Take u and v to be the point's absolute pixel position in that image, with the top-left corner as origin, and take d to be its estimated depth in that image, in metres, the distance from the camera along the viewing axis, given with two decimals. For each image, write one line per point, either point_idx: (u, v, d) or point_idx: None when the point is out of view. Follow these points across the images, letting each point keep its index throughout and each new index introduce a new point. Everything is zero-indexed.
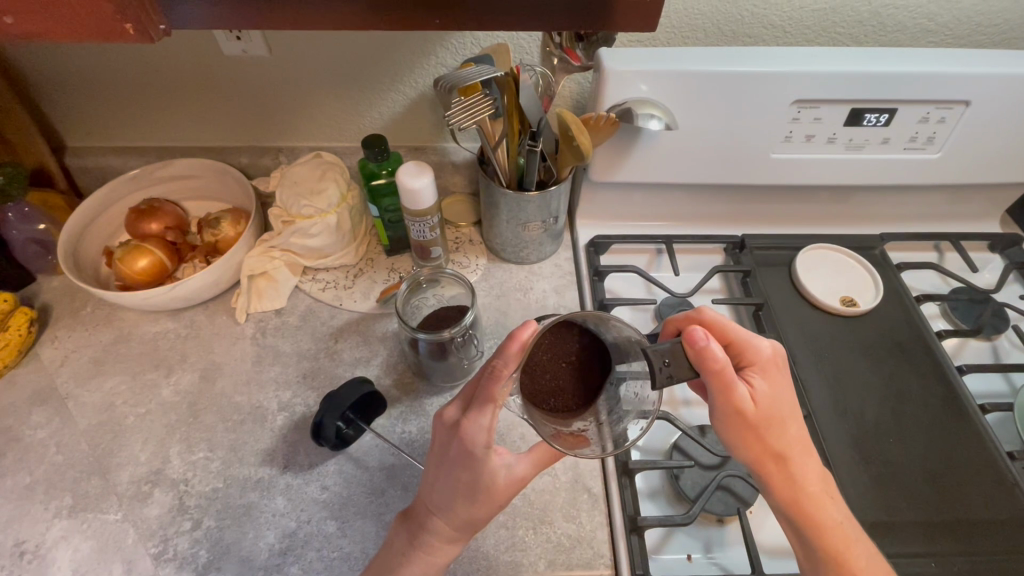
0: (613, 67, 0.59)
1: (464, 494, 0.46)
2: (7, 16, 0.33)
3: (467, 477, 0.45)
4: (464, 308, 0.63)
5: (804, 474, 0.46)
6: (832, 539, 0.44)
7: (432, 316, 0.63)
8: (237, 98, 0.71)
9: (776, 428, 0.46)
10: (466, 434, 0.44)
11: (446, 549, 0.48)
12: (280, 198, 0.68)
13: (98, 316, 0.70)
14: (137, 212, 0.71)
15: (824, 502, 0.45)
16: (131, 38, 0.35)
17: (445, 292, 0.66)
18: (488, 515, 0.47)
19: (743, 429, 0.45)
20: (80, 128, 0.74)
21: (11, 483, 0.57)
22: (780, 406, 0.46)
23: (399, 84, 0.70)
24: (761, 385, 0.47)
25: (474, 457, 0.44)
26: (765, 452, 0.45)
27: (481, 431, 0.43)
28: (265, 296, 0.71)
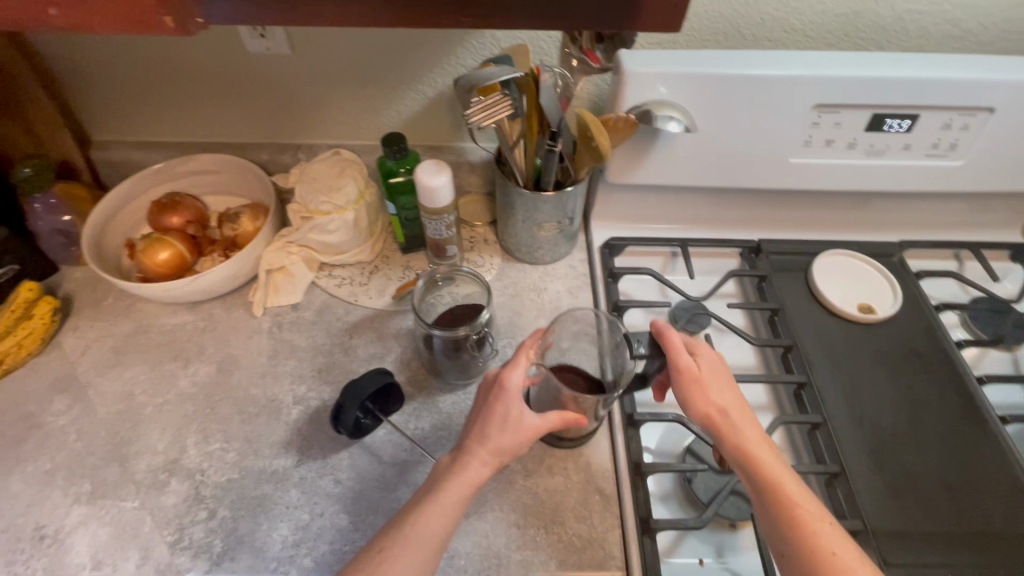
0: (633, 70, 0.60)
1: (494, 424, 0.50)
2: (53, 7, 0.33)
3: (497, 410, 0.50)
4: (479, 308, 0.64)
5: (747, 430, 0.49)
6: (782, 488, 0.46)
7: (447, 314, 0.63)
8: (258, 96, 0.72)
9: (716, 390, 0.51)
10: (499, 378, 0.51)
11: (477, 474, 0.48)
12: (299, 194, 0.68)
13: (119, 307, 0.71)
14: (160, 205, 0.72)
15: (772, 456, 0.48)
16: (167, 31, 0.35)
17: (460, 288, 0.66)
18: (515, 450, 0.50)
19: (687, 388, 0.51)
20: (105, 122, 0.75)
21: (32, 469, 0.58)
22: (725, 374, 0.52)
23: (418, 83, 0.70)
24: (705, 357, 0.53)
25: (504, 394, 0.50)
26: (708, 411, 0.50)
27: (513, 374, 0.51)
28: (282, 291, 0.72)
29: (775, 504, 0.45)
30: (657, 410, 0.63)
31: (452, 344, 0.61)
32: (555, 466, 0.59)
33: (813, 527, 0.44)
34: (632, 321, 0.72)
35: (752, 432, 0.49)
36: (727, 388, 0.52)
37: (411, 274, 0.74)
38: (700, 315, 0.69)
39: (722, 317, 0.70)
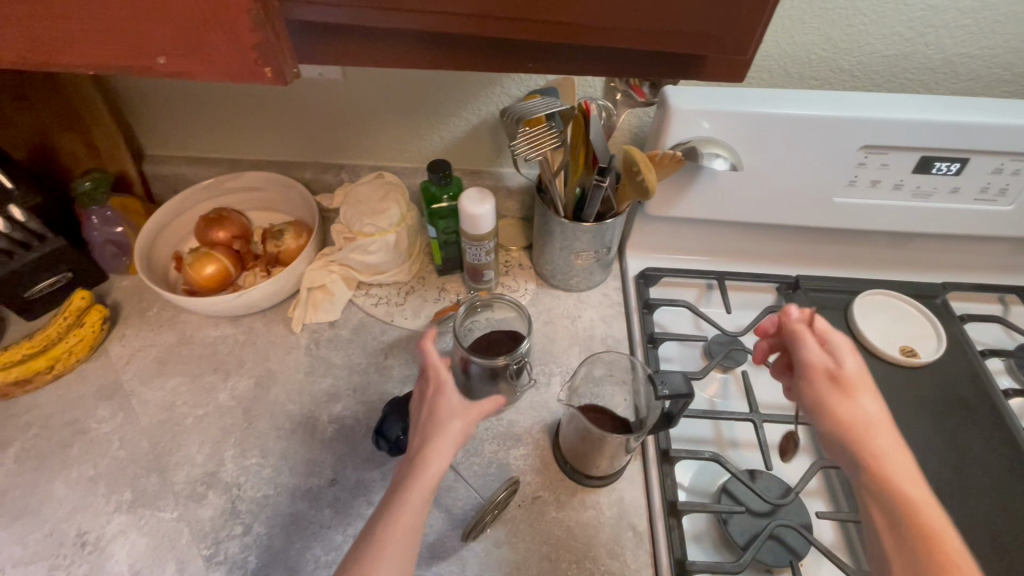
0: (678, 105, 0.60)
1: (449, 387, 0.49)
2: (161, 56, 0.32)
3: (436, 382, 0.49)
4: (518, 338, 0.64)
5: (894, 449, 0.43)
6: (917, 510, 0.40)
7: (484, 340, 0.64)
8: (307, 117, 0.74)
9: (858, 397, 0.46)
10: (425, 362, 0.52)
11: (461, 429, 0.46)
12: (344, 216, 0.70)
13: (163, 317, 0.73)
14: (208, 220, 0.74)
15: (909, 475, 0.42)
16: (266, 81, 0.34)
17: (497, 313, 0.67)
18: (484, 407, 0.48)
19: (818, 383, 0.48)
20: (159, 137, 0.78)
21: (77, 474, 0.60)
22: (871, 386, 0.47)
23: (463, 110, 0.72)
24: (854, 361, 0.48)
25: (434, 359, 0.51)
26: (843, 414, 0.45)
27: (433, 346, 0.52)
28: (321, 308, 0.73)
29: (906, 526, 0.40)
30: (691, 446, 0.62)
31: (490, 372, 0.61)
32: (587, 499, 0.59)
33: (945, 555, 0.38)
34: (667, 354, 0.71)
35: (891, 444, 0.44)
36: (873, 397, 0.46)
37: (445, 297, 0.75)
38: (737, 351, 0.68)
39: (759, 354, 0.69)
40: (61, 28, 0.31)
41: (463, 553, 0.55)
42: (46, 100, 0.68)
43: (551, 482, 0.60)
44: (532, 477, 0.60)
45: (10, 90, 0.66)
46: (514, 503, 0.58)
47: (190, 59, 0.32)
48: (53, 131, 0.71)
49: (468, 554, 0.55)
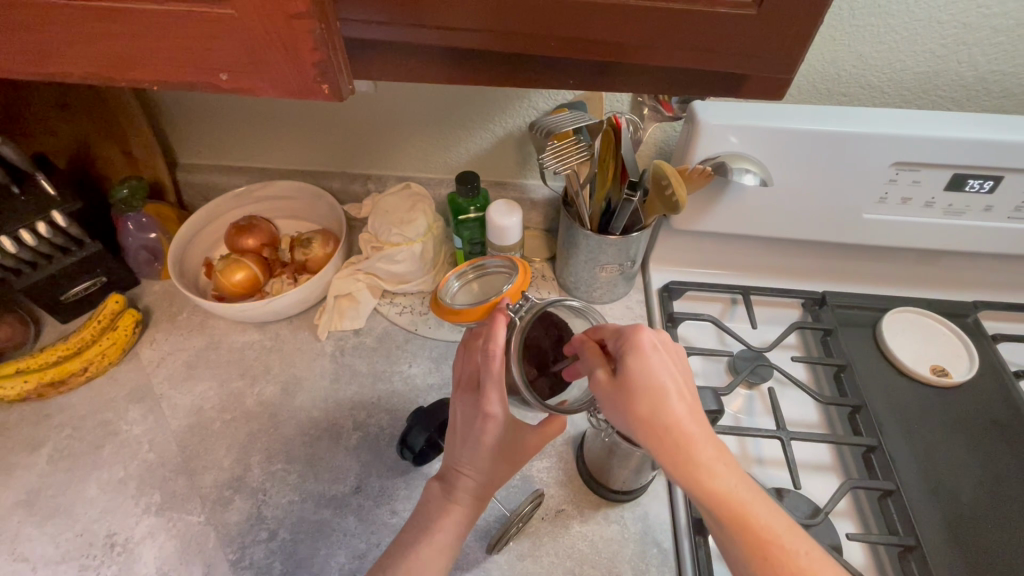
0: (706, 121, 0.60)
1: (497, 423, 0.49)
2: (224, 72, 0.33)
3: (494, 423, 0.49)
4: (564, 332, 0.56)
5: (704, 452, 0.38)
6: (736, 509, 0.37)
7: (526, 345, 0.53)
8: (336, 128, 0.75)
9: (650, 405, 0.39)
10: (484, 387, 0.48)
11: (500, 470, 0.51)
12: (372, 225, 0.71)
13: (193, 322, 0.75)
14: (237, 227, 0.75)
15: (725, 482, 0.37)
16: (321, 95, 0.35)
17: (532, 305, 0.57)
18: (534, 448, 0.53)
19: (611, 411, 0.41)
20: (192, 146, 0.80)
21: (107, 476, 0.61)
22: (656, 381, 0.40)
23: (490, 123, 0.72)
24: (632, 364, 0.41)
25: (492, 378, 0.48)
26: (642, 426, 0.39)
27: (495, 372, 0.47)
28: (347, 315, 0.74)
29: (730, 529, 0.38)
30: None
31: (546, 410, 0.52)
32: (612, 514, 0.58)
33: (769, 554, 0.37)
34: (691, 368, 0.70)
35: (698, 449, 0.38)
36: (666, 411, 0.39)
37: (452, 279, 0.65)
38: (762, 366, 0.67)
39: (786, 370, 0.68)
40: (130, 47, 0.32)
41: (487, 564, 0.55)
42: (87, 108, 0.70)
43: (574, 495, 0.60)
44: (556, 489, 0.60)
45: (54, 98, 0.68)
46: (537, 516, 0.58)
47: (248, 75, 0.33)
48: (94, 139, 0.73)
49: (492, 566, 0.55)
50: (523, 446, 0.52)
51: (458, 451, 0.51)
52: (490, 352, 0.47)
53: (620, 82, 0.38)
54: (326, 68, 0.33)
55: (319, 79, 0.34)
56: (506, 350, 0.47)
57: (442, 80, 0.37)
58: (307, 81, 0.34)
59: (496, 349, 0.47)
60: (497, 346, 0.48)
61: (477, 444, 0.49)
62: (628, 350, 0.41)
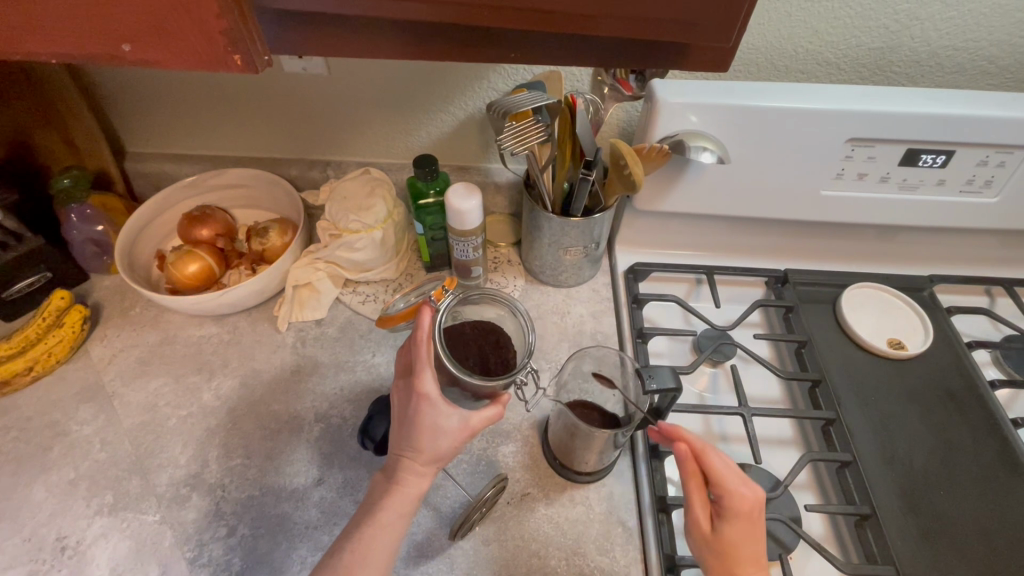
0: (665, 99, 0.59)
1: (429, 404, 0.47)
2: (126, 43, 0.32)
3: (429, 402, 0.47)
4: (500, 333, 0.58)
5: None
6: None
7: (454, 339, 0.56)
8: (290, 112, 0.73)
9: (738, 565, 0.45)
10: (415, 369, 0.48)
11: (444, 449, 0.48)
12: (329, 212, 0.69)
13: (147, 317, 0.72)
14: (191, 217, 0.73)
15: None
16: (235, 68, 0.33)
17: (462, 313, 0.59)
18: (481, 425, 0.49)
19: (698, 550, 0.48)
20: (138, 133, 0.76)
21: (57, 478, 0.59)
22: (748, 548, 0.46)
23: (449, 105, 0.71)
24: (732, 526, 0.46)
25: (420, 359, 0.48)
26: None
27: (423, 354, 0.48)
28: (308, 306, 0.72)
29: None
30: None
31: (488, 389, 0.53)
32: (577, 495, 0.58)
33: None
34: (656, 349, 0.71)
35: None
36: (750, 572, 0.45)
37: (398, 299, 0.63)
38: (726, 345, 0.68)
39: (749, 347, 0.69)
40: (23, 17, 0.31)
41: (451, 550, 0.55)
42: (20, 94, 0.66)
43: (539, 478, 0.60)
44: (521, 473, 0.60)
45: None
46: (502, 500, 0.58)
47: (159, 45, 0.32)
48: (31, 128, 0.70)
49: (456, 552, 0.55)
50: (470, 429, 0.49)
51: (398, 436, 0.49)
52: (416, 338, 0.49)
53: (564, 54, 0.38)
54: (235, 35, 0.32)
55: (230, 50, 0.32)
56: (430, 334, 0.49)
57: (372, 54, 0.36)
58: (216, 51, 0.32)
59: (421, 334, 0.49)
60: (421, 332, 0.49)
61: (413, 428, 0.48)
62: (729, 516, 0.46)
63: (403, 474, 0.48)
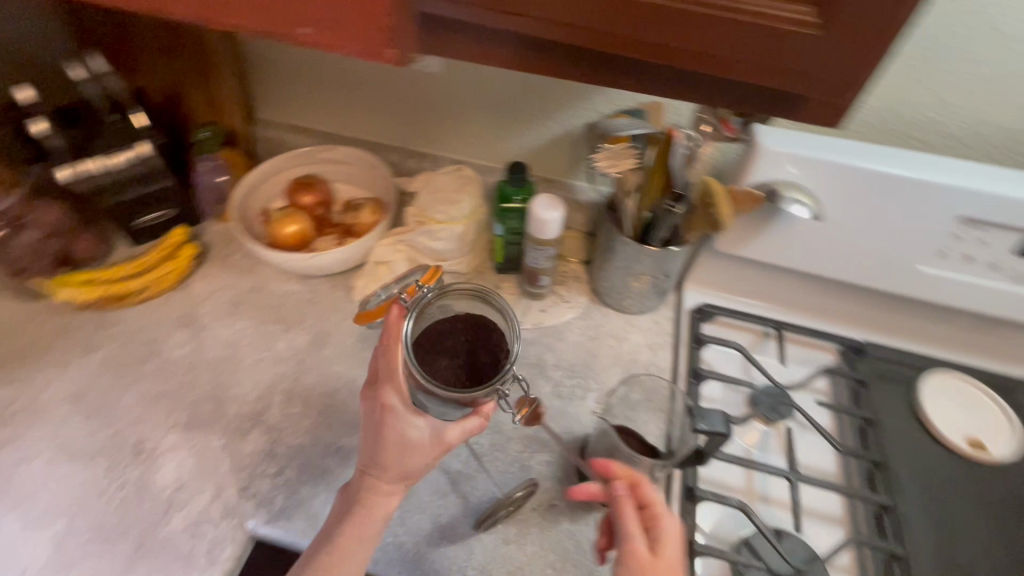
0: (766, 146, 0.59)
1: (389, 418, 0.50)
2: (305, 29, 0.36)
3: (392, 411, 0.50)
4: (493, 330, 0.57)
5: None
6: None
7: (437, 336, 0.56)
8: (402, 103, 0.79)
9: None
10: (381, 382, 0.51)
11: (411, 465, 0.50)
12: (420, 201, 0.74)
13: (244, 264, 0.80)
14: (298, 184, 0.81)
15: None
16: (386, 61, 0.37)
17: (455, 305, 0.59)
18: (449, 440, 0.50)
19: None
20: (269, 103, 0.85)
21: (146, 390, 0.66)
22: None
23: (548, 120, 0.74)
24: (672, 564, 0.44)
25: (386, 369, 0.52)
26: None
27: (391, 361, 0.52)
28: (381, 283, 0.76)
29: None
30: (718, 490, 0.60)
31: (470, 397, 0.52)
32: (603, 519, 0.58)
33: None
34: (709, 394, 0.69)
35: None
36: None
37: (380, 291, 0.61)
38: (785, 406, 0.65)
39: (808, 413, 0.66)
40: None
41: (471, 540, 0.57)
42: (184, 55, 0.76)
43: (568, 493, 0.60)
44: (551, 484, 0.61)
45: (159, 43, 0.75)
46: (528, 505, 0.59)
47: (329, 31, 0.36)
48: (185, 85, 0.80)
49: (476, 543, 0.56)
50: (438, 443, 0.50)
51: (367, 449, 0.52)
52: (389, 337, 0.53)
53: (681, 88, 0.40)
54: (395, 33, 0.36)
55: (381, 47, 0.36)
56: (399, 337, 0.53)
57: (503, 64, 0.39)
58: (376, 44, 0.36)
59: (388, 341, 0.53)
60: (392, 332, 0.53)
61: (377, 438, 0.50)
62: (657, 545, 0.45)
63: (371, 492, 0.50)
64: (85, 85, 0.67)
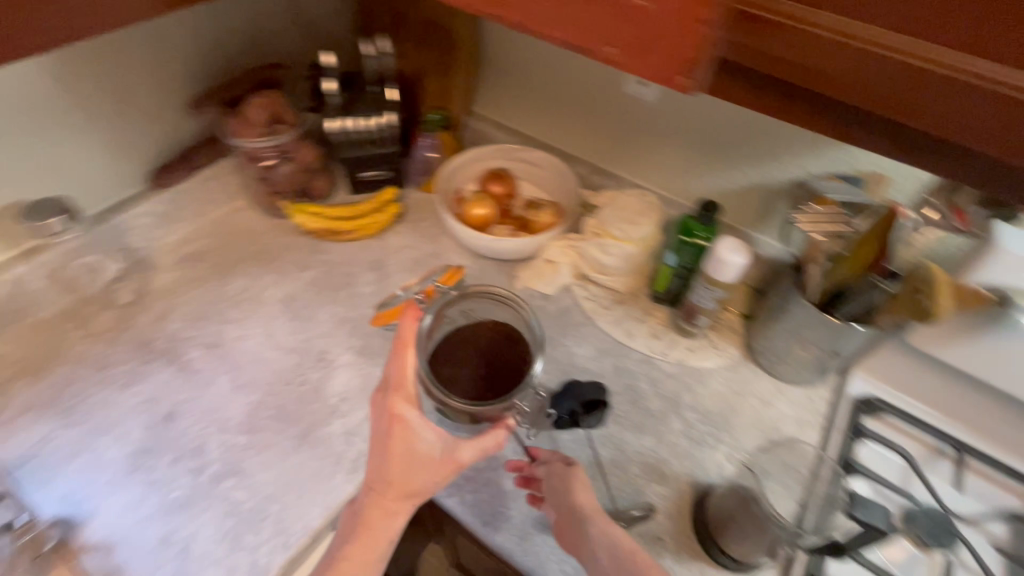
0: (1009, 248, 0.54)
1: (398, 431, 0.52)
2: None
3: (405, 425, 0.52)
4: (515, 340, 0.60)
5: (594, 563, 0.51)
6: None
7: (455, 344, 0.59)
8: (606, 122, 0.84)
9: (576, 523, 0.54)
10: (395, 393, 0.53)
11: (418, 482, 0.52)
12: (602, 214, 0.78)
13: (431, 231, 0.91)
14: (493, 174, 0.89)
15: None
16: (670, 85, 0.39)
17: (477, 311, 0.62)
18: (462, 456, 0.53)
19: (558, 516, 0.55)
20: (488, 100, 0.96)
21: (337, 312, 0.79)
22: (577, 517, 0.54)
23: (749, 168, 0.75)
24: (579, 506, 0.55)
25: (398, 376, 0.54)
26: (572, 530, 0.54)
27: (401, 372, 0.54)
28: (543, 279, 0.81)
29: None
30: None
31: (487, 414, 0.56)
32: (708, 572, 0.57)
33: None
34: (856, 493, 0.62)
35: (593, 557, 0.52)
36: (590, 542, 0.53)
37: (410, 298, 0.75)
38: (950, 535, 0.57)
39: (978, 556, 0.58)
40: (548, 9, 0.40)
41: None
42: (436, 48, 0.88)
43: (677, 533, 0.59)
44: (662, 518, 0.60)
45: (418, 34, 0.88)
46: (635, 530, 0.59)
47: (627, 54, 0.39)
48: (426, 74, 0.91)
49: None
50: (451, 458, 0.53)
51: (374, 465, 0.53)
52: (399, 345, 0.55)
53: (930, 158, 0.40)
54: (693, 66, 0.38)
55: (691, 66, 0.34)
56: (413, 343, 0.55)
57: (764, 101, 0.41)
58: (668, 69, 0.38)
59: (402, 348, 0.55)
60: (405, 336, 0.55)
61: (386, 449, 0.52)
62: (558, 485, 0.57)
63: (379, 510, 0.52)
64: (369, 60, 0.81)
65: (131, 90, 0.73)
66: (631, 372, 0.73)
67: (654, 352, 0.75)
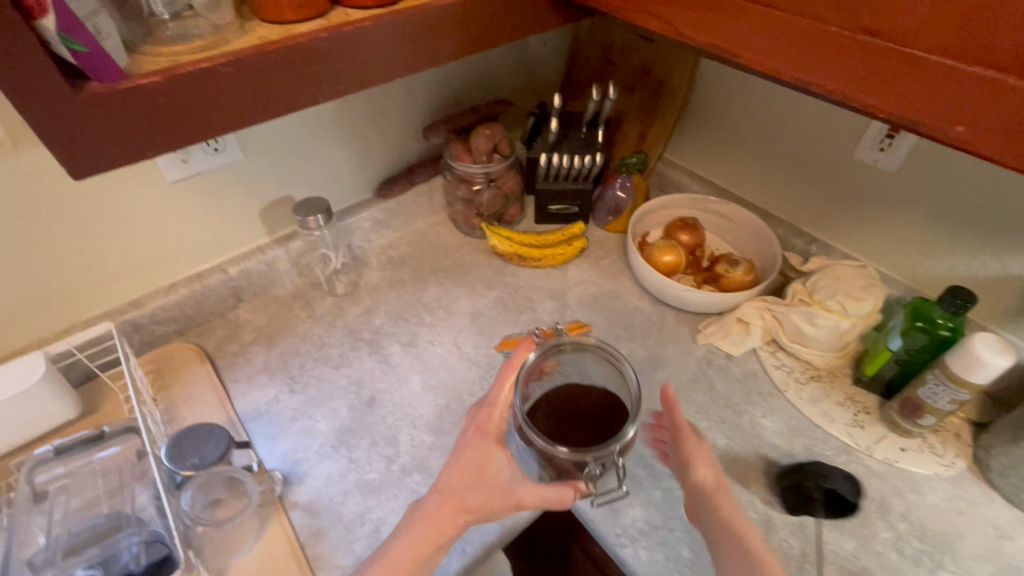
0: None
1: (475, 444, 0.53)
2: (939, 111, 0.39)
3: (484, 443, 0.53)
4: (618, 410, 0.56)
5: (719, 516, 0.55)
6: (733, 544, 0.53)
7: (561, 396, 0.58)
8: (821, 185, 0.80)
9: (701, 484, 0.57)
10: (484, 410, 0.54)
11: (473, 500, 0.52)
12: (813, 281, 0.73)
13: (610, 270, 0.92)
14: (683, 222, 0.88)
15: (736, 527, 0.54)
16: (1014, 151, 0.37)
17: (591, 371, 0.61)
18: (524, 498, 0.52)
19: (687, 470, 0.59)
20: (684, 147, 0.96)
21: (518, 334, 0.82)
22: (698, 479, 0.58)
23: (1006, 256, 0.65)
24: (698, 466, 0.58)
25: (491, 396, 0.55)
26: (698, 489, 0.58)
27: (499, 397, 0.54)
28: (730, 339, 0.77)
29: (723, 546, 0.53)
30: None
31: (563, 467, 0.55)
32: None
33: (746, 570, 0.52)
34: None
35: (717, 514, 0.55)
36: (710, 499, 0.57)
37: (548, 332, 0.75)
38: None
39: None
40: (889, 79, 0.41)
41: None
42: (646, 95, 0.90)
43: None
44: None
45: (629, 81, 0.91)
46: None
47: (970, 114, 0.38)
48: (628, 116, 0.94)
49: None
50: (514, 495, 0.52)
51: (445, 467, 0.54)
52: (505, 367, 0.55)
53: None
54: None
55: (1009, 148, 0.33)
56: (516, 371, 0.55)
57: None
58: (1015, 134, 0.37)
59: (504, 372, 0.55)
60: (512, 364, 0.55)
61: (460, 456, 0.53)
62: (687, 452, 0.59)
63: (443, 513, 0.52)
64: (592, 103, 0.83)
65: (386, 116, 0.85)
66: (828, 459, 0.66)
67: (858, 444, 0.67)
